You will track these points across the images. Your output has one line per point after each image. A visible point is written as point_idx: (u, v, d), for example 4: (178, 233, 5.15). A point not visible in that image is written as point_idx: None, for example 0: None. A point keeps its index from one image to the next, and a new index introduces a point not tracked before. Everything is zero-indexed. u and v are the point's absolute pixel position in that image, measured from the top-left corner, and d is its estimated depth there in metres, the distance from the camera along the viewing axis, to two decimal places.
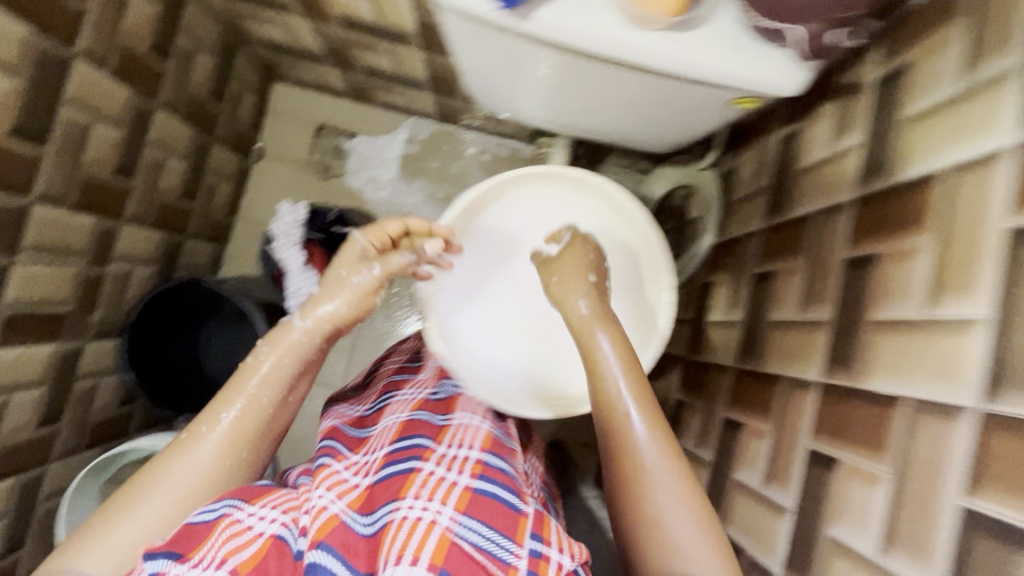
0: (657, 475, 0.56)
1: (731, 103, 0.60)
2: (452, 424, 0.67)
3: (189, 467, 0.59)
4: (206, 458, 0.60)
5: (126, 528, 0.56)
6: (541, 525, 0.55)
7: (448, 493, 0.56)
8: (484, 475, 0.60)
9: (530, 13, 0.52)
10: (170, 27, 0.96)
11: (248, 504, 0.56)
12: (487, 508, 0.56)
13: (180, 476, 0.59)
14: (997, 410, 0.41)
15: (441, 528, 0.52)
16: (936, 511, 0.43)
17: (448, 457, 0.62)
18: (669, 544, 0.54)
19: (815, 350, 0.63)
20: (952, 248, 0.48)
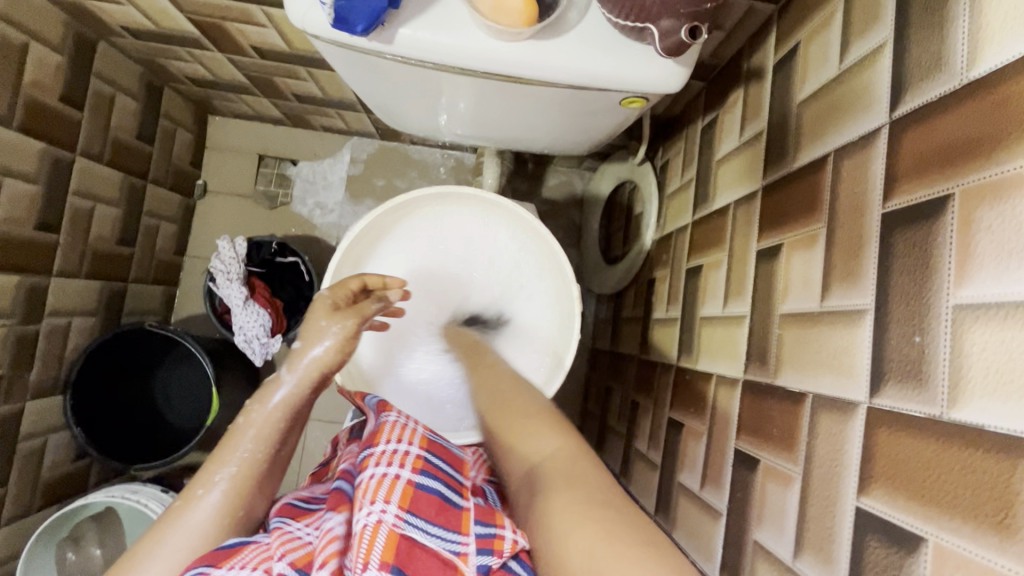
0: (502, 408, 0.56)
1: (620, 104, 0.59)
2: (386, 421, 0.57)
3: (185, 539, 0.50)
4: (202, 524, 0.51)
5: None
6: (491, 513, 0.49)
7: (391, 490, 0.48)
8: (426, 468, 0.52)
9: (393, 35, 0.50)
10: (77, 74, 0.94)
11: (217, 567, 0.44)
12: (431, 503, 0.49)
13: (169, 551, 0.49)
14: (882, 405, 0.38)
15: (389, 525, 0.45)
16: (835, 512, 0.41)
17: (384, 453, 0.52)
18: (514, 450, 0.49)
19: (738, 345, 0.62)
20: (838, 234, 0.47)
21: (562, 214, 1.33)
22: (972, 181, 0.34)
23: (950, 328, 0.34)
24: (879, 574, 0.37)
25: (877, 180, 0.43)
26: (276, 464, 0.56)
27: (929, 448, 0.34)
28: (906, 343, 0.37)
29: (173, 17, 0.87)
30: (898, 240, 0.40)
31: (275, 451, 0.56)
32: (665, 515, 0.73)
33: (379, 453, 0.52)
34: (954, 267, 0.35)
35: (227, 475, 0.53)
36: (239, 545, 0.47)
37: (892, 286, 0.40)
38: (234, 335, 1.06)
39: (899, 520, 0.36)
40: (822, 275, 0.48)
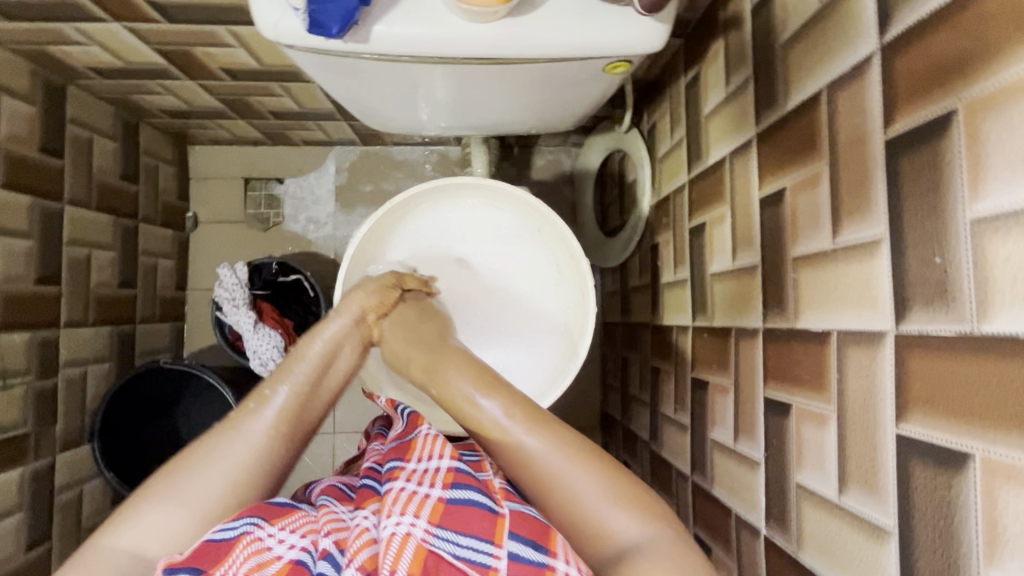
0: (559, 467, 0.50)
1: (604, 70, 0.58)
2: (418, 435, 0.59)
3: (240, 447, 0.51)
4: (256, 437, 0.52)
5: (157, 519, 0.47)
6: (545, 535, 0.47)
7: (421, 506, 0.49)
8: (458, 480, 0.52)
9: (369, 32, 0.49)
10: (51, 123, 0.93)
11: (269, 523, 0.47)
12: (466, 515, 0.49)
13: (223, 457, 0.51)
14: (909, 330, 0.39)
15: (415, 539, 0.46)
16: (875, 443, 0.42)
17: (416, 471, 0.53)
18: (602, 532, 0.47)
19: (753, 296, 0.62)
20: (841, 168, 0.46)
21: (555, 194, 1.32)
22: (976, 93, 0.34)
23: (970, 244, 0.34)
24: (927, 496, 0.37)
25: (876, 107, 0.42)
26: (317, 397, 0.57)
27: (965, 365, 0.34)
28: (927, 265, 0.37)
29: (139, 50, 0.86)
30: (905, 164, 0.39)
31: (318, 382, 0.58)
32: (702, 473, 0.73)
33: (411, 470, 0.54)
34: (966, 182, 0.35)
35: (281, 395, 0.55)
36: (290, 507, 0.50)
37: (905, 211, 0.39)
38: (249, 360, 1.06)
39: (942, 440, 0.36)
40: (831, 212, 0.48)
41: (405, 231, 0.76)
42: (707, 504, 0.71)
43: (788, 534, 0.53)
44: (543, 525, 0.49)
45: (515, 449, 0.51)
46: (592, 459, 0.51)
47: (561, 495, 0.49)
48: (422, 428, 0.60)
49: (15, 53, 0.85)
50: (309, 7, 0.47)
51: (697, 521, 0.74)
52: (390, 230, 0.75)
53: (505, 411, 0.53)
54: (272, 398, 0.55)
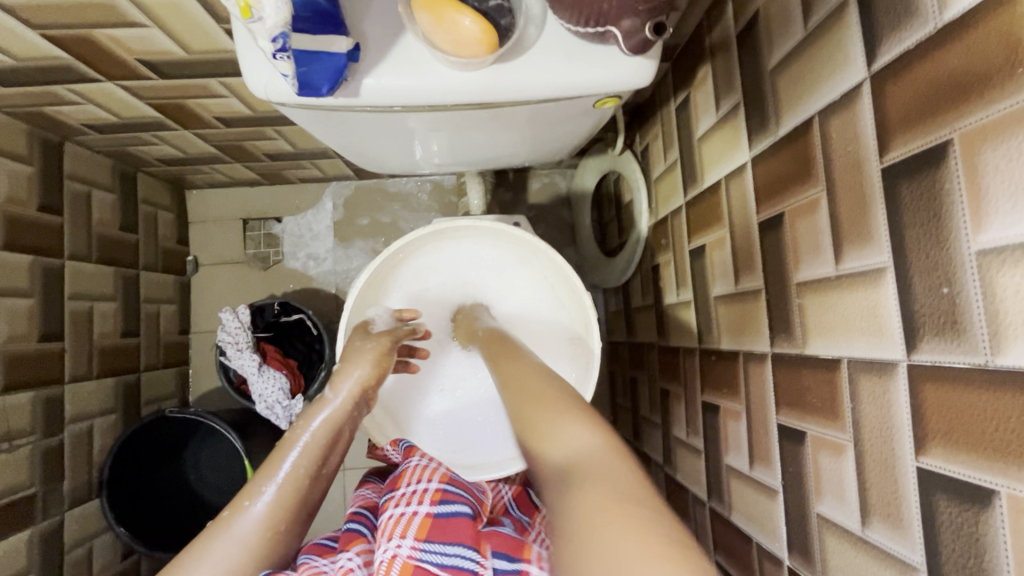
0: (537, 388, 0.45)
1: (595, 105, 0.58)
2: (408, 466, 0.63)
3: (233, 546, 0.50)
4: (250, 532, 0.51)
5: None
6: (516, 548, 0.51)
7: (408, 526, 0.52)
8: (444, 497, 0.56)
9: (359, 86, 0.50)
10: (49, 180, 0.93)
11: None
12: (452, 528, 0.52)
13: (216, 560, 0.49)
14: (922, 361, 0.38)
15: (403, 557, 0.49)
16: (896, 475, 0.41)
17: (405, 495, 0.57)
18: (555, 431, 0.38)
19: (759, 320, 0.61)
20: (839, 195, 0.46)
21: (553, 215, 1.32)
22: (970, 123, 0.34)
23: (977, 274, 0.34)
24: (954, 533, 0.36)
25: (870, 134, 0.42)
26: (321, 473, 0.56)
27: (982, 399, 0.34)
28: (935, 295, 0.37)
29: (133, 105, 0.87)
30: (904, 192, 0.39)
31: (320, 469, 0.56)
32: (720, 500, 0.72)
33: (401, 496, 0.57)
34: (968, 213, 0.34)
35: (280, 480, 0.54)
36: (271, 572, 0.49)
37: (908, 240, 0.39)
38: (255, 404, 1.05)
39: (965, 475, 0.35)
40: (832, 238, 0.47)
41: (405, 277, 0.76)
42: (726, 531, 0.70)
43: (813, 566, 0.52)
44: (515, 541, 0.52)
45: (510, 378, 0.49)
46: (567, 399, 0.42)
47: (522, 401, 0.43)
48: (412, 460, 0.64)
49: (12, 116, 0.86)
50: (297, 69, 0.47)
51: (718, 549, 0.72)
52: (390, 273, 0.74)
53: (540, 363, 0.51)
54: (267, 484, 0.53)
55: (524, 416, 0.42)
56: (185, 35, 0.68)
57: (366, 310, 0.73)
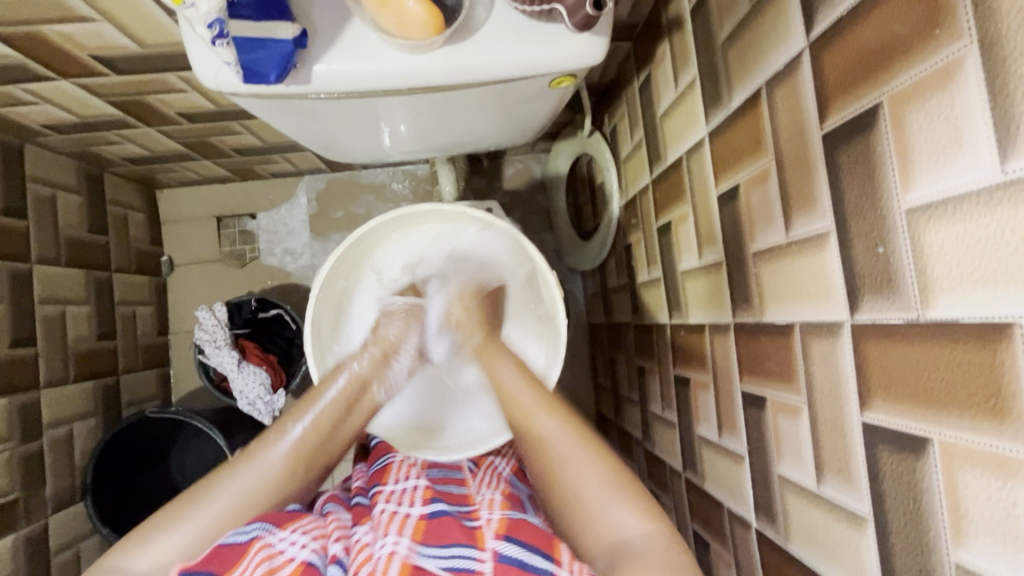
0: (577, 471, 0.56)
1: (551, 86, 0.58)
2: (394, 463, 0.65)
3: (254, 477, 0.57)
4: (271, 469, 0.58)
5: (165, 540, 0.54)
6: (550, 544, 0.51)
7: (403, 525, 0.54)
8: (435, 496, 0.58)
9: (309, 73, 0.50)
10: (11, 184, 0.92)
11: (280, 529, 0.53)
12: (445, 527, 0.54)
13: (238, 487, 0.57)
14: (863, 320, 0.39)
15: (401, 556, 0.49)
16: (844, 431, 0.42)
17: (395, 492, 0.59)
18: (599, 523, 0.53)
19: (721, 293, 0.62)
20: (787, 163, 0.47)
21: (529, 201, 1.32)
22: (897, 85, 0.35)
23: (908, 232, 0.35)
24: (896, 482, 0.37)
25: (811, 103, 0.43)
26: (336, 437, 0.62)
27: (915, 354, 0.35)
28: (872, 256, 0.38)
29: (91, 103, 0.85)
30: (843, 157, 0.40)
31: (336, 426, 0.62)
32: (694, 470, 0.74)
33: (390, 492, 0.59)
34: (898, 173, 0.35)
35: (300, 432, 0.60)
36: (298, 514, 0.56)
37: (847, 203, 0.40)
38: (237, 401, 1.05)
39: (902, 426, 0.36)
40: (781, 207, 0.48)
41: (378, 265, 0.78)
42: (701, 499, 0.72)
43: (776, 525, 0.54)
44: (546, 535, 0.53)
45: (541, 440, 0.59)
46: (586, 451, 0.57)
47: (567, 485, 0.56)
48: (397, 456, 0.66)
49: None
50: (242, 57, 0.47)
51: (694, 517, 0.74)
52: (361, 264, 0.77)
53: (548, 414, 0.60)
54: (291, 431, 0.60)
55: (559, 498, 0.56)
56: (136, 28, 0.67)
57: (339, 294, 0.76)
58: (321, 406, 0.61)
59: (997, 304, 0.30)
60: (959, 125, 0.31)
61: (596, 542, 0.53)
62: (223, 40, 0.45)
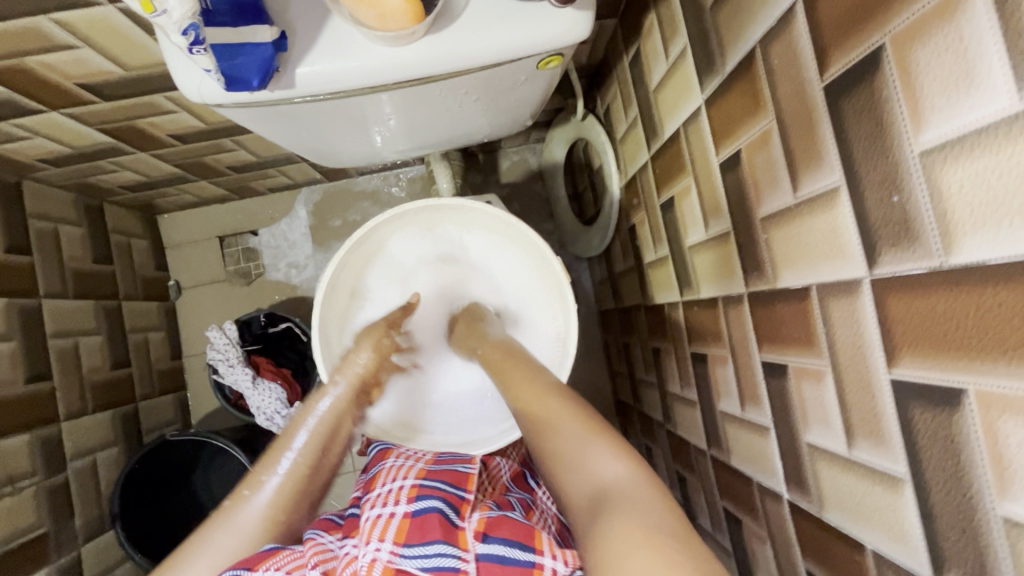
0: (553, 417, 0.51)
1: (539, 69, 0.57)
2: (383, 467, 0.65)
3: (235, 538, 0.53)
4: (249, 524, 0.54)
5: None
6: (531, 536, 0.51)
7: (387, 529, 0.54)
8: (420, 493, 0.57)
9: (293, 77, 0.49)
10: (13, 222, 0.92)
11: (252, 571, 0.48)
12: (429, 526, 0.53)
13: (216, 551, 0.52)
14: (883, 274, 0.38)
15: (383, 562, 0.50)
16: (872, 391, 0.41)
17: (383, 495, 0.59)
18: (583, 464, 0.46)
19: (732, 263, 0.61)
20: (788, 122, 0.46)
21: (528, 191, 1.31)
22: (898, 26, 0.33)
23: (922, 176, 0.33)
24: (931, 437, 0.36)
25: (809, 56, 0.42)
26: (312, 477, 0.59)
27: (940, 303, 0.34)
28: (887, 205, 0.36)
29: (83, 133, 0.85)
30: (847, 108, 0.39)
31: (319, 459, 0.60)
32: (718, 446, 0.72)
33: (377, 497, 0.59)
34: (908, 118, 0.34)
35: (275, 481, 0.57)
36: (275, 550, 0.51)
37: (856, 155, 0.38)
38: (255, 417, 1.05)
39: (932, 380, 0.35)
40: (787, 167, 0.47)
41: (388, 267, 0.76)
42: (729, 476, 0.70)
43: (809, 494, 0.52)
44: (526, 527, 0.53)
45: (523, 395, 0.56)
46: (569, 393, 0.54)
47: (546, 430, 0.50)
48: (388, 460, 0.67)
49: None
50: (222, 64, 0.46)
51: (723, 494, 0.73)
52: (369, 255, 0.74)
53: (521, 375, 0.60)
54: (265, 483, 0.57)
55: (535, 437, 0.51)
56: (118, 51, 0.66)
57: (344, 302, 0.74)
58: (306, 433, 0.61)
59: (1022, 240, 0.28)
60: (970, 58, 0.29)
61: (575, 484, 0.46)
62: (200, 47, 0.44)
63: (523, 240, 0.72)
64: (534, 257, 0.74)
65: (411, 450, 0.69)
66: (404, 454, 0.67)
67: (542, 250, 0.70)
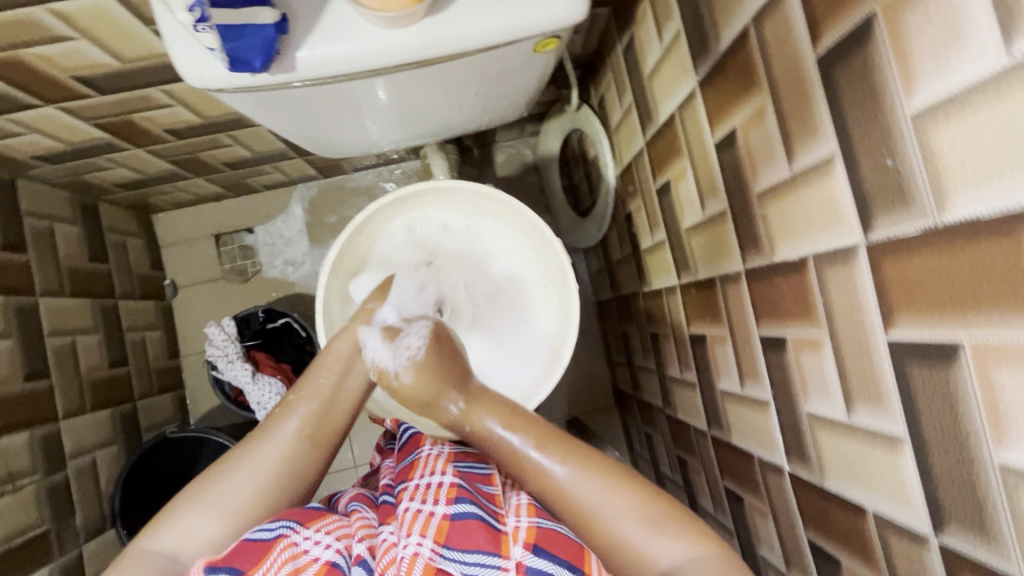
0: (608, 513, 0.50)
1: (537, 52, 0.58)
2: (421, 455, 0.62)
3: (271, 453, 0.57)
4: (284, 441, 0.58)
5: (191, 523, 0.52)
6: (580, 557, 0.52)
7: (427, 525, 0.52)
8: (461, 496, 0.55)
9: (294, 60, 0.50)
10: (8, 221, 0.92)
11: (305, 526, 0.52)
12: (471, 530, 0.52)
13: (255, 465, 0.56)
14: (878, 239, 0.39)
15: (425, 559, 0.49)
16: (871, 355, 0.42)
17: (420, 489, 0.56)
18: (650, 565, 0.49)
19: (729, 241, 0.62)
20: (783, 97, 0.47)
21: (523, 184, 1.31)
22: None
23: (915, 137, 0.34)
24: (928, 394, 0.37)
25: (802, 29, 0.43)
26: (337, 407, 0.61)
27: (935, 262, 0.34)
28: (881, 169, 0.37)
29: (78, 129, 0.85)
30: (841, 77, 0.40)
31: (345, 379, 0.63)
32: (718, 426, 0.73)
33: (414, 488, 0.57)
34: (900, 84, 0.35)
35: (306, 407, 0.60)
36: (324, 513, 0.55)
37: (849, 123, 0.39)
38: (255, 412, 1.05)
39: (929, 337, 0.36)
40: (782, 141, 0.48)
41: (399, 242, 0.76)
42: (730, 455, 0.71)
43: (810, 465, 0.53)
44: (573, 547, 0.53)
45: (558, 491, 0.52)
46: (610, 470, 0.53)
47: (605, 534, 0.50)
48: (426, 449, 0.62)
49: None
50: (225, 45, 0.47)
51: (725, 474, 0.74)
52: (379, 225, 0.75)
53: (545, 452, 0.53)
54: (296, 406, 0.60)
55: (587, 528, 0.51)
56: (114, 42, 0.67)
57: (346, 283, 0.74)
58: (332, 359, 0.63)
59: (1013, 191, 0.29)
60: (958, 20, 0.30)
61: None
62: (205, 25, 0.45)
63: (523, 221, 0.74)
64: (539, 244, 0.74)
65: (439, 438, 0.68)
66: (439, 444, 0.64)
67: (540, 230, 0.72)
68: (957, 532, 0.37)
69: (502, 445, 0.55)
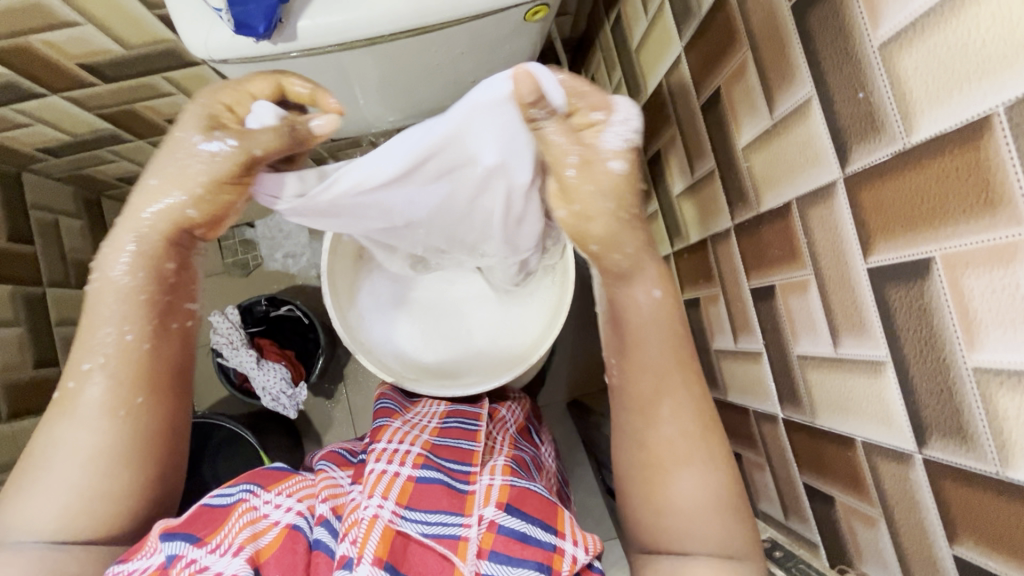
0: (682, 464, 0.50)
1: (526, 21, 0.60)
2: (390, 424, 0.64)
3: (80, 430, 0.47)
4: (91, 418, 0.47)
5: (26, 515, 0.46)
6: (553, 516, 0.52)
7: (390, 487, 0.54)
8: (426, 462, 0.58)
9: (294, 30, 0.52)
10: (15, 212, 0.94)
11: (264, 491, 0.52)
12: (431, 494, 0.55)
13: (69, 447, 0.47)
14: (855, 170, 0.41)
15: (384, 520, 0.50)
16: (853, 285, 0.44)
17: (386, 451, 0.58)
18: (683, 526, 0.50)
19: (717, 199, 0.64)
20: (762, 50, 0.49)
21: None
22: None
23: (883, 68, 0.37)
24: (906, 313, 0.39)
25: None
26: (146, 362, 0.49)
27: (902, 183, 0.37)
28: (853, 103, 0.40)
29: (82, 119, 0.87)
30: (813, 22, 0.42)
31: (153, 335, 0.49)
32: (716, 386, 0.75)
33: (381, 452, 0.59)
34: (866, 18, 0.37)
35: (101, 369, 0.48)
36: (290, 478, 0.55)
37: (823, 63, 0.42)
38: (261, 397, 1.07)
39: (904, 257, 0.38)
40: (763, 93, 0.50)
41: None
42: (728, 413, 0.73)
43: (802, 407, 0.55)
44: (548, 505, 0.53)
45: (659, 429, 0.51)
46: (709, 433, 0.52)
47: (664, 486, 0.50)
48: (394, 420, 0.65)
49: None
50: (232, 10, 0.49)
51: (723, 433, 0.75)
52: None
53: (673, 387, 0.52)
54: (91, 376, 0.48)
55: (650, 469, 0.51)
56: (118, 27, 0.69)
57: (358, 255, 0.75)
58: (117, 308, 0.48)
59: (973, 103, 0.31)
60: None
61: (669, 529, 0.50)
62: None
63: None
64: None
65: (417, 415, 0.68)
66: (412, 419, 0.66)
67: None
68: (938, 443, 0.39)
69: (639, 355, 0.53)
